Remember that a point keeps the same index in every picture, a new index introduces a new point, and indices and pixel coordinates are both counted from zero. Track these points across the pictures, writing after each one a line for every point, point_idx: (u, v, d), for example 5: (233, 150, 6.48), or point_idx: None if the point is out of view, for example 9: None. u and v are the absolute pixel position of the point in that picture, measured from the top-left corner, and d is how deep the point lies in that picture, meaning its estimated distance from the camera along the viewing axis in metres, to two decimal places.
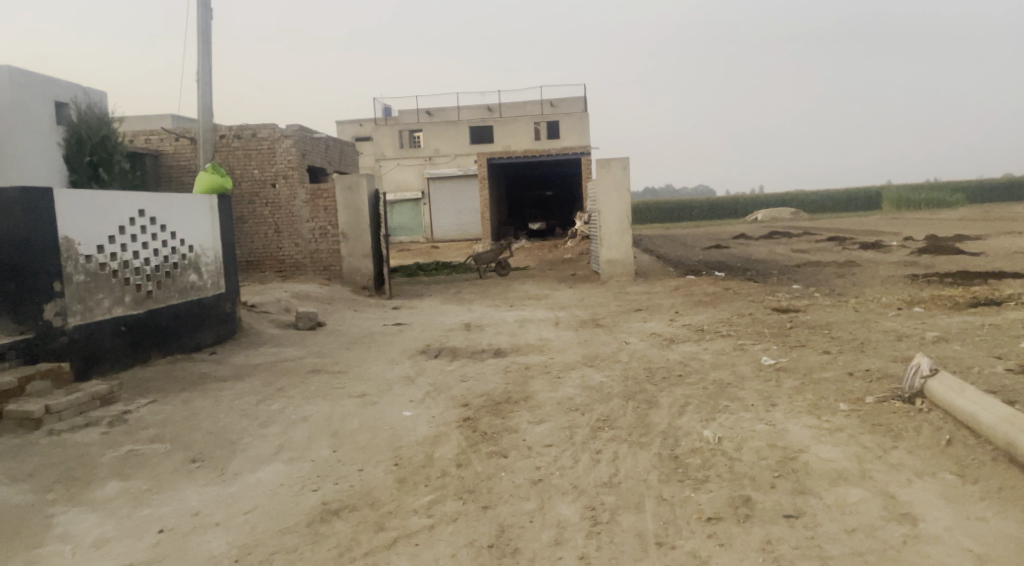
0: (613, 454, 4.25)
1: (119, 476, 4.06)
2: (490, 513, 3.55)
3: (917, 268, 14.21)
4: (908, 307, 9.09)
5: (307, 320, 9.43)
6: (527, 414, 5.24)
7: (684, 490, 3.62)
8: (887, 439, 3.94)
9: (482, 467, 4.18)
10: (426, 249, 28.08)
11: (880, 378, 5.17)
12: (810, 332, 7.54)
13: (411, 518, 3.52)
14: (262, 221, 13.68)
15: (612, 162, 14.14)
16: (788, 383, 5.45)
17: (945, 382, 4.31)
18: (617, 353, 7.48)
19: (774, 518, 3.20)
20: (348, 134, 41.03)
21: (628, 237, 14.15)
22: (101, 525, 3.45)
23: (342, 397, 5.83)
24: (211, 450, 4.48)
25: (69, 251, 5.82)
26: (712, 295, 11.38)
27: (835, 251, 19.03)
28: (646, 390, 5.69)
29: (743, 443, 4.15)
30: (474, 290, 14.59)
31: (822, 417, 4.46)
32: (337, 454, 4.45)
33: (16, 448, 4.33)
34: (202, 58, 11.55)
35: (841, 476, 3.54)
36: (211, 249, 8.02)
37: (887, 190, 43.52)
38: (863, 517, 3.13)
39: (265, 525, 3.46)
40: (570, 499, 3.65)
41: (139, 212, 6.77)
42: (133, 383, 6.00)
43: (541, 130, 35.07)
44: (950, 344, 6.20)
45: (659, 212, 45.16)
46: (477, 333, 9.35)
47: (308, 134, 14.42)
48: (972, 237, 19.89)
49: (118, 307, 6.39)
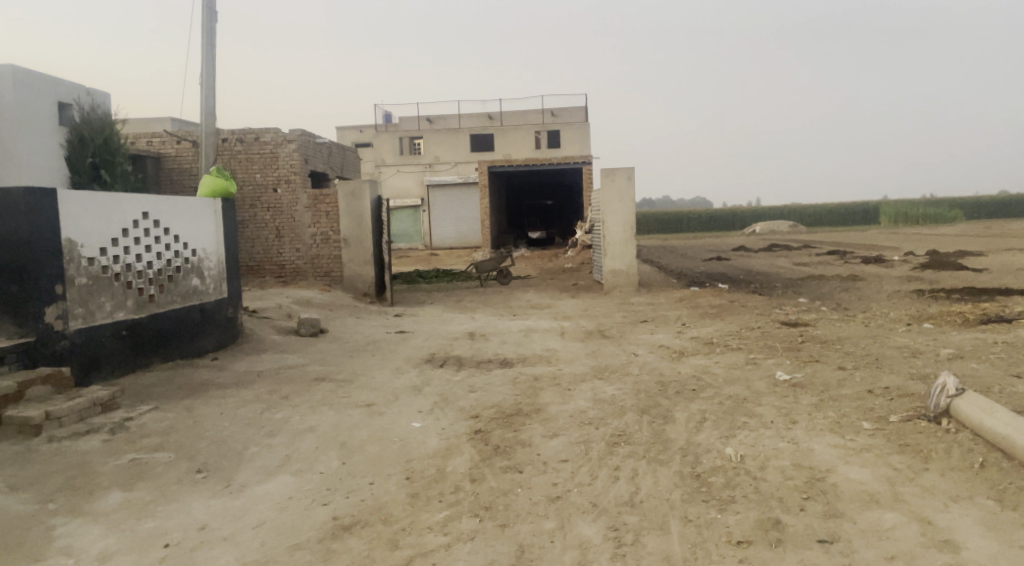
0: (632, 471, 4.13)
1: (122, 486, 3.91)
2: (509, 531, 3.42)
3: (922, 283, 14.12)
4: (918, 323, 8.98)
5: (310, 327, 9.28)
6: (539, 427, 5.10)
7: (710, 510, 3.49)
8: (917, 461, 3.83)
9: (496, 482, 4.05)
10: (425, 256, 27.96)
11: (902, 396, 5.05)
12: (823, 347, 7.42)
13: (427, 535, 3.39)
14: (263, 226, 13.55)
15: (618, 172, 14.04)
16: (806, 399, 5.34)
17: (972, 402, 4.19)
18: (627, 365, 7.35)
19: (807, 543, 3.08)
20: (349, 140, 41.06)
21: (633, 248, 14.04)
22: (103, 538, 3.31)
23: (349, 406, 5.69)
24: (217, 461, 4.33)
25: (71, 253, 5.69)
26: (718, 308, 11.27)
27: (838, 266, 18.95)
28: (661, 404, 5.57)
29: (766, 462, 4.04)
30: (476, 299, 14.46)
31: (846, 436, 4.34)
32: (347, 466, 4.31)
33: (14, 456, 4.18)
34: (206, 61, 11.46)
35: (873, 500, 3.42)
36: (214, 253, 7.89)
37: (885, 205, 43.65)
38: (902, 543, 3.01)
39: (275, 541, 3.32)
40: (590, 519, 3.52)
41: (143, 214, 6.64)
42: (134, 389, 5.85)
43: (541, 140, 35.06)
44: (966, 361, 6.09)
45: (657, 223, 45.20)
46: (482, 342, 9.23)
47: (311, 138, 14.32)
48: (974, 252, 19.85)
49: (120, 311, 6.26)
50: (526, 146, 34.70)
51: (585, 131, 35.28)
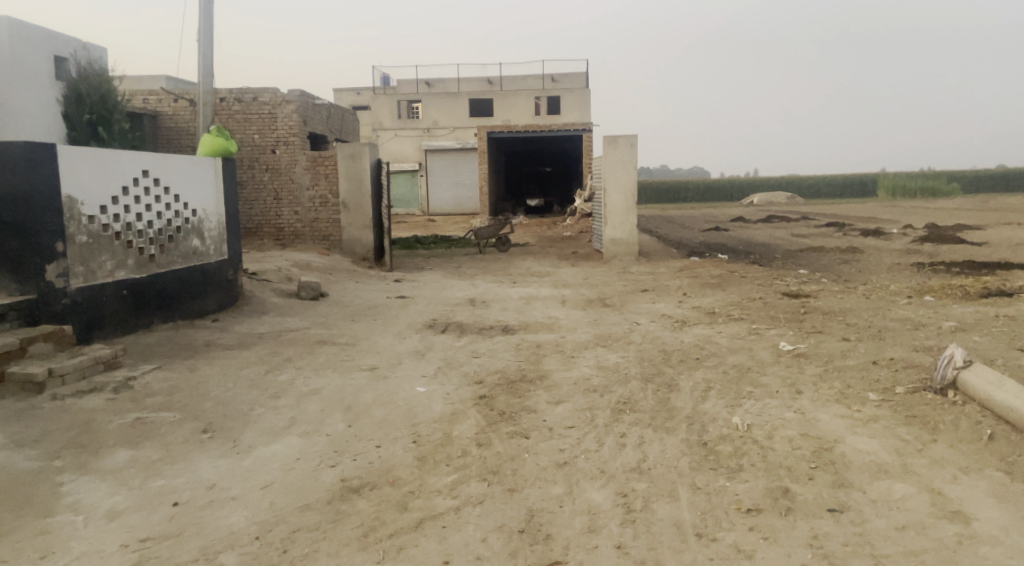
0: (639, 438, 4.13)
1: (128, 444, 3.90)
2: (517, 496, 3.42)
3: (921, 256, 14.10)
4: (919, 296, 8.98)
5: (310, 290, 9.24)
6: (544, 393, 5.10)
7: (719, 478, 3.50)
8: (924, 432, 3.84)
9: (503, 447, 4.04)
10: (424, 222, 27.75)
11: (907, 368, 5.06)
12: (826, 318, 7.42)
13: (435, 499, 3.39)
14: (261, 188, 13.40)
15: (621, 139, 13.86)
16: (810, 369, 5.35)
17: (980, 374, 4.18)
18: (629, 333, 7.34)
19: (818, 512, 3.10)
20: (346, 103, 40.42)
21: (634, 216, 13.94)
22: (112, 495, 3.30)
23: (352, 369, 5.68)
24: (223, 421, 4.32)
25: (72, 211, 5.60)
26: (718, 278, 11.25)
27: (837, 237, 18.89)
28: (665, 373, 5.58)
29: (773, 431, 4.04)
30: (475, 265, 14.40)
31: (853, 406, 4.35)
32: (352, 429, 4.30)
33: (17, 412, 4.16)
34: (204, 17, 11.20)
35: (882, 470, 3.44)
36: (215, 213, 7.80)
37: (884, 177, 43.45)
38: (913, 514, 3.03)
39: (285, 501, 3.31)
40: (599, 485, 3.52)
41: (144, 173, 6.54)
42: (136, 349, 5.81)
43: (541, 106, 34.86)
44: (969, 334, 6.09)
45: (656, 192, 44.91)
46: (483, 308, 9.20)
47: (310, 99, 14.10)
48: (973, 226, 19.79)
49: (121, 270, 6.19)
50: (525, 112, 34.45)
51: (586, 97, 34.91)
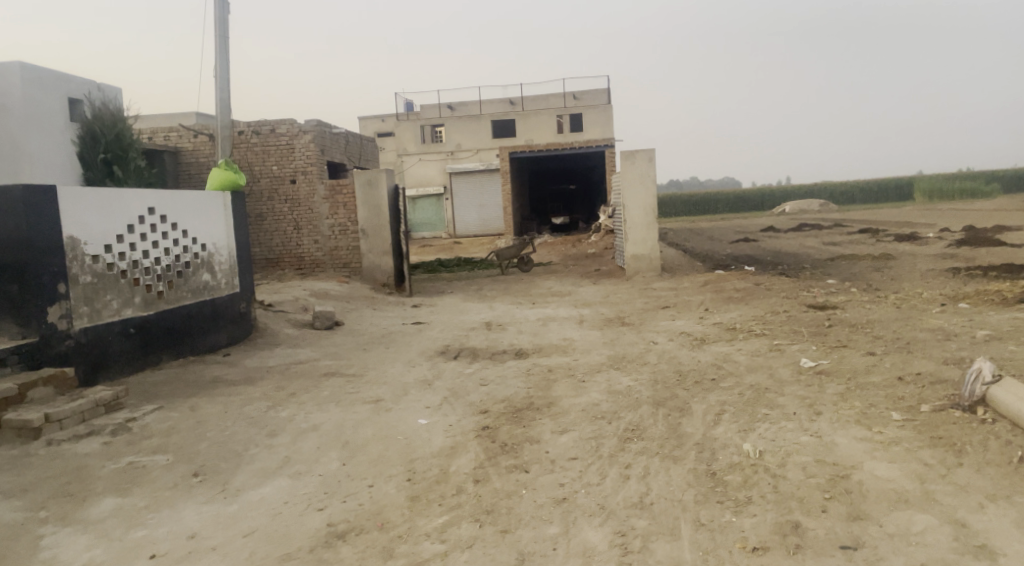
0: (644, 470, 3.90)
1: (117, 492, 3.82)
2: (510, 538, 3.23)
3: (957, 260, 13.58)
4: (953, 303, 8.56)
5: (325, 320, 9.19)
6: (549, 422, 4.90)
7: (725, 513, 3.27)
8: (950, 455, 3.56)
9: (501, 483, 3.86)
10: (449, 244, 27.73)
11: (934, 383, 4.74)
12: (851, 331, 7.08)
13: (423, 543, 3.22)
14: (281, 218, 13.51)
15: (638, 154, 13.66)
16: (831, 388, 5.06)
17: (1011, 389, 3.87)
18: (644, 354, 7.10)
19: (829, 551, 2.85)
20: (370, 131, 40.80)
21: (655, 231, 13.70)
22: (90, 548, 3.20)
23: (355, 403, 5.55)
24: (215, 463, 4.22)
25: (75, 251, 5.62)
26: (743, 291, 10.90)
27: (869, 244, 18.30)
28: (678, 396, 5.33)
29: (787, 458, 3.78)
30: (496, 287, 14.27)
31: (873, 428, 4.07)
32: (347, 467, 4.16)
33: (11, 461, 4.12)
34: (219, 53, 11.38)
35: (901, 499, 3.17)
36: (224, 247, 7.80)
37: (920, 180, 42.41)
38: (933, 550, 2.77)
39: (266, 551, 3.18)
40: (597, 523, 3.32)
41: (150, 210, 6.57)
42: (140, 388, 5.77)
43: (564, 123, 34.68)
44: (1004, 343, 5.72)
45: (687, 204, 44.28)
46: (498, 332, 9.04)
47: (327, 128, 14.20)
48: (1012, 227, 19.09)
49: (127, 308, 6.19)
50: (548, 130, 34.46)
51: (609, 113, 34.75)
